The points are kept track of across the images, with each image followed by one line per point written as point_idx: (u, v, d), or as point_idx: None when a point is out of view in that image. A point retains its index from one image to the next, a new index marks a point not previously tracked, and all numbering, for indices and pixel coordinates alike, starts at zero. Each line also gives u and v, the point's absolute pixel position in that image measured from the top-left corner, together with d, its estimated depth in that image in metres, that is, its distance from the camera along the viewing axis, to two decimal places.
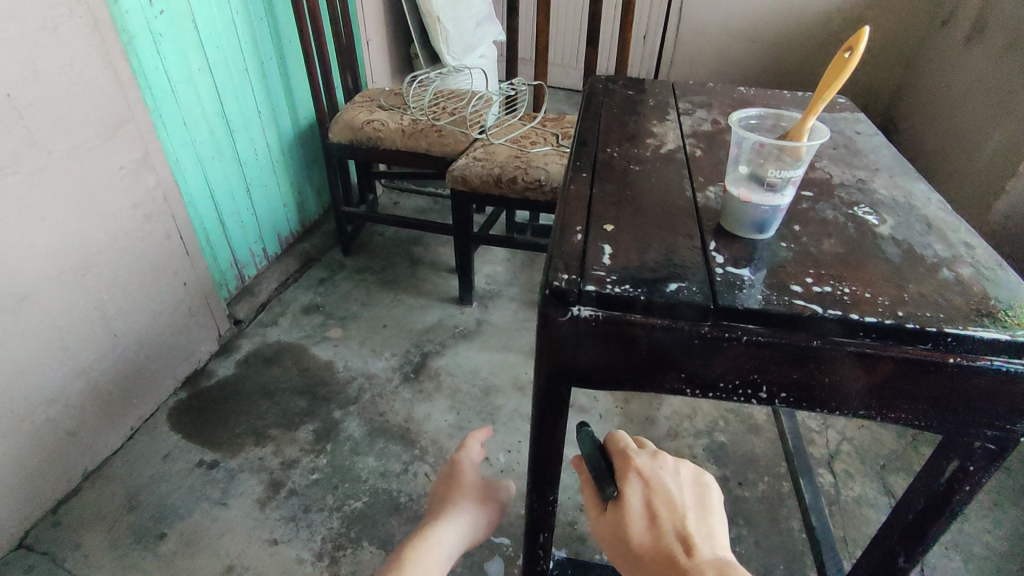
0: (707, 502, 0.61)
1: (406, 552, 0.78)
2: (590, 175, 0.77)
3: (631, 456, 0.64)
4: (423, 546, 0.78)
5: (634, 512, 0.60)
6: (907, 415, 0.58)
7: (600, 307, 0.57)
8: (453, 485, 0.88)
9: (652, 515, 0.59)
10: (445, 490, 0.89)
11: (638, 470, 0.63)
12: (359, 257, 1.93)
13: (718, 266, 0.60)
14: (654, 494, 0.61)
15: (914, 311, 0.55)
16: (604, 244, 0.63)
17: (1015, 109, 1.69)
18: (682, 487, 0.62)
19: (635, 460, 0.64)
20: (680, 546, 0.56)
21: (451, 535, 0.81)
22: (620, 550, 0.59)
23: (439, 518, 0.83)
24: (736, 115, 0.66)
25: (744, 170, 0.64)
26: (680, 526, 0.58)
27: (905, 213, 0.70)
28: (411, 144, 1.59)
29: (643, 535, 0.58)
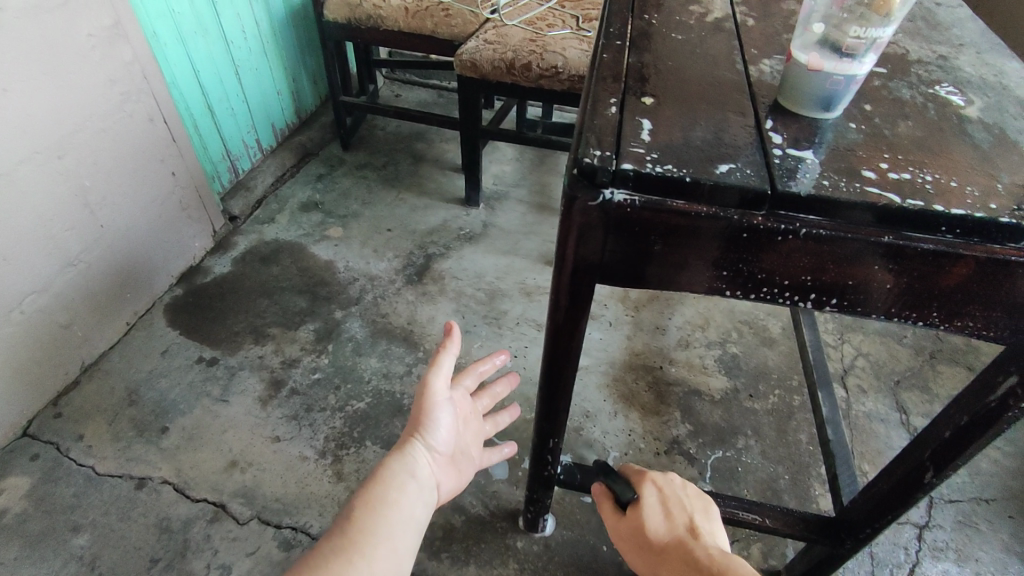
0: (705, 509, 0.73)
1: (369, 488, 0.64)
2: (624, 43, 0.65)
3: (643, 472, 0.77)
4: (393, 488, 0.64)
5: (650, 508, 0.72)
6: (975, 325, 0.51)
7: (636, 191, 0.48)
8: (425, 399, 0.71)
9: (665, 512, 0.71)
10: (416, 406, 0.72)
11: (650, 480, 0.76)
12: (359, 153, 1.81)
13: (777, 148, 0.51)
14: (667, 502, 0.73)
15: (1007, 204, 0.47)
16: (642, 118, 0.53)
17: None
18: (684, 497, 0.73)
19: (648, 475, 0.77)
20: (689, 532, 0.67)
21: (426, 466, 0.68)
22: (639, 541, 0.69)
23: (411, 445, 0.69)
24: None
25: (818, 30, 0.53)
26: (688, 522, 0.69)
27: (995, 94, 0.60)
28: (415, 24, 1.43)
29: (658, 524, 0.70)
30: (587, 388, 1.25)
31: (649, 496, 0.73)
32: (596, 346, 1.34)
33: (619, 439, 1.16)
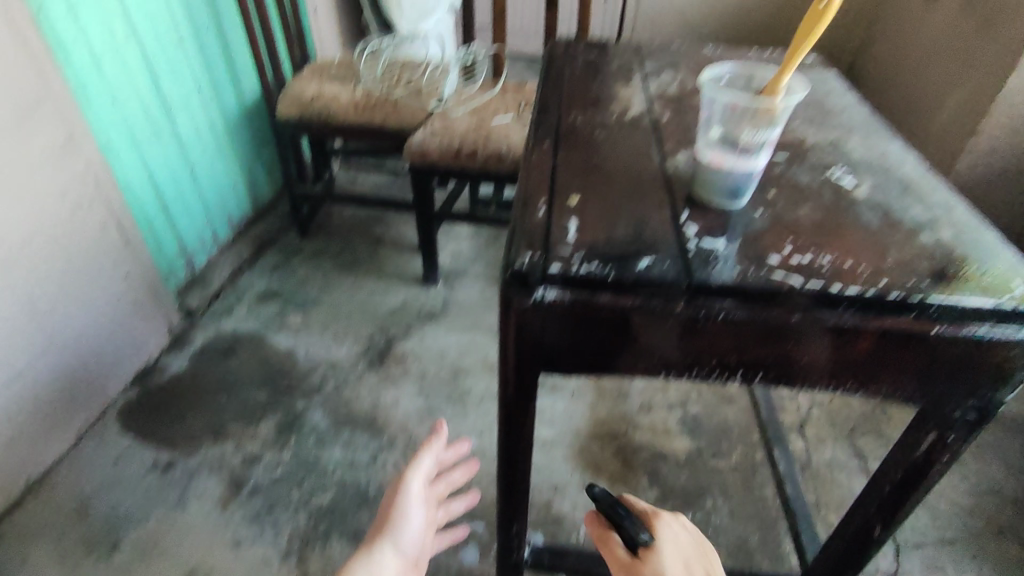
0: (705, 554, 0.71)
1: None
2: (552, 144, 0.71)
3: (653, 513, 0.73)
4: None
5: (668, 558, 0.67)
6: (888, 387, 0.56)
7: (566, 289, 0.52)
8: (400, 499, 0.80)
9: (682, 563, 0.68)
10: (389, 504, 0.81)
11: (661, 524, 0.72)
12: (317, 239, 1.84)
13: (692, 239, 0.56)
14: (679, 549, 0.69)
15: (895, 280, 0.52)
16: (569, 218, 0.58)
17: (974, 64, 1.69)
18: (690, 544, 0.71)
19: (660, 518, 0.72)
20: None
21: (391, 565, 0.75)
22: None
23: (379, 544, 0.76)
24: (708, 74, 0.59)
25: (716, 133, 0.59)
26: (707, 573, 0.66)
27: (881, 175, 0.67)
28: (366, 118, 1.50)
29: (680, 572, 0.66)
30: (554, 461, 1.25)
31: (664, 541, 0.69)
32: (561, 416, 1.35)
33: (589, 512, 1.16)
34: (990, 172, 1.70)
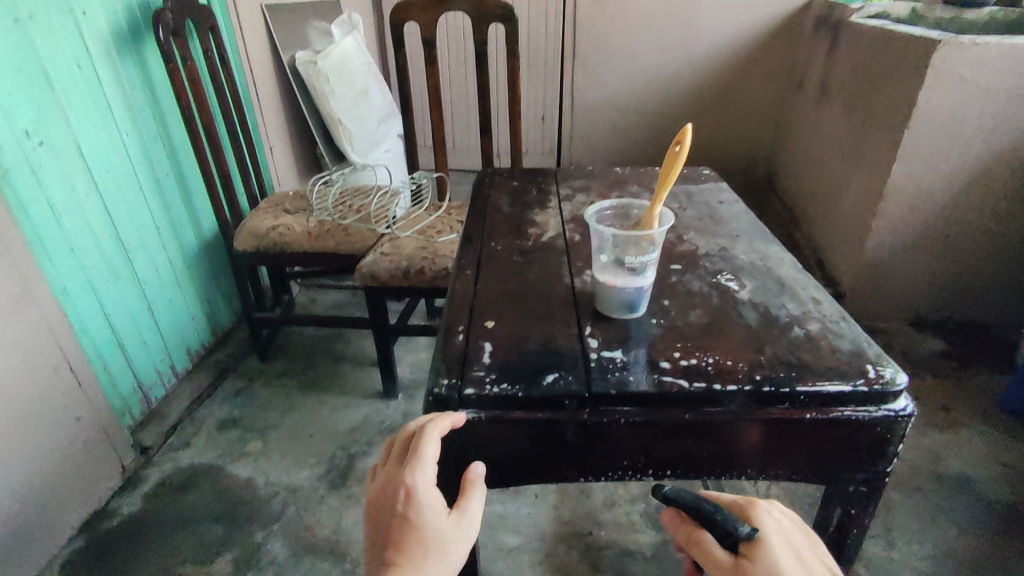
0: (816, 547, 0.53)
1: None
2: (474, 271, 0.80)
3: (746, 502, 0.55)
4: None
5: (781, 551, 0.50)
6: (785, 470, 0.61)
7: (481, 409, 0.58)
8: (405, 529, 0.50)
9: (797, 557, 0.51)
10: (376, 521, 0.51)
11: (761, 514, 0.54)
12: (277, 362, 1.87)
13: (593, 351, 0.63)
14: (790, 544, 0.52)
15: (769, 374, 0.59)
16: (484, 341, 0.65)
17: (867, 156, 1.91)
18: (799, 535, 0.53)
19: (756, 507, 0.55)
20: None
21: None
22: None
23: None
24: (590, 210, 0.70)
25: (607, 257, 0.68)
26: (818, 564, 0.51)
27: (761, 276, 0.77)
28: (319, 246, 1.59)
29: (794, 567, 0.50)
30: (521, 570, 1.23)
31: (770, 536, 0.52)
32: (526, 521, 1.35)
33: None
34: (897, 248, 1.87)
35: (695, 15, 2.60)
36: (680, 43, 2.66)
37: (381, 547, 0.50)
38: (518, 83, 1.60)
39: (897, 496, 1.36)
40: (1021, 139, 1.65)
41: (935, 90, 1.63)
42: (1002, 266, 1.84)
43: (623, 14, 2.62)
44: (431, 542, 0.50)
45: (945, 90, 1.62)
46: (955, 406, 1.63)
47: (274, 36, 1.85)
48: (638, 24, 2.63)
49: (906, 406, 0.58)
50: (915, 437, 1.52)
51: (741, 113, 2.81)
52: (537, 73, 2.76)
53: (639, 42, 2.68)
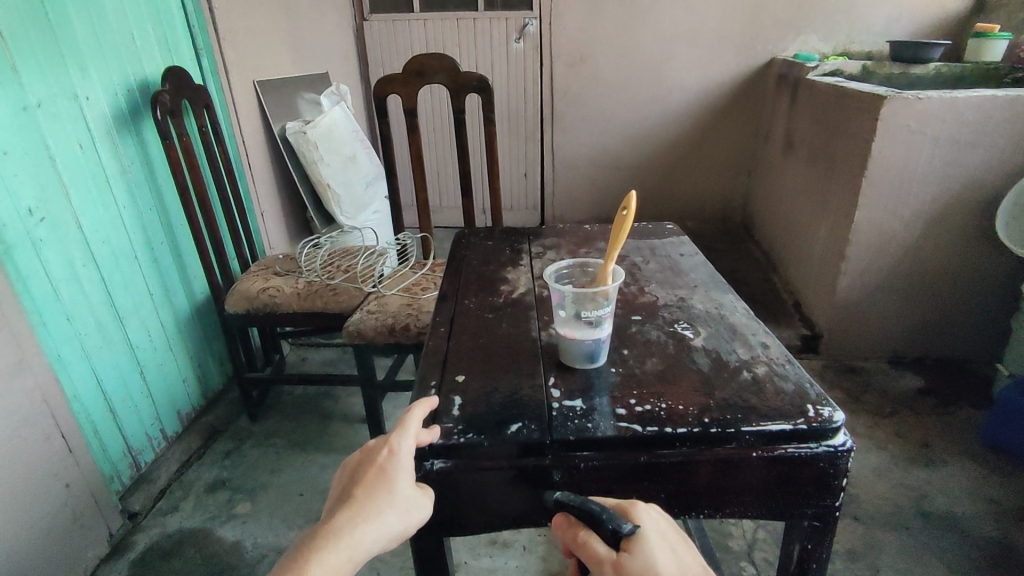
0: (689, 546, 0.54)
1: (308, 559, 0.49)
2: (447, 328, 0.86)
3: (628, 501, 0.56)
4: (326, 555, 0.49)
5: (659, 547, 0.52)
6: (740, 508, 0.65)
7: (450, 458, 0.62)
8: (375, 477, 0.54)
9: (673, 552, 0.52)
10: (351, 467, 0.56)
11: (642, 512, 0.55)
12: (267, 422, 1.88)
13: (555, 401, 0.68)
14: (666, 542, 0.53)
15: (718, 416, 0.64)
16: (454, 394, 0.70)
17: (831, 203, 2.01)
18: (676, 533, 0.54)
19: (638, 506, 0.55)
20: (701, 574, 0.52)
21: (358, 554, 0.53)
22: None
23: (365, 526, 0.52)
24: (550, 269, 0.76)
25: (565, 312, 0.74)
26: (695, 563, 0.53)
27: (715, 324, 0.83)
28: (308, 306, 1.64)
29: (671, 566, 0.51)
30: None
31: (650, 533, 0.52)
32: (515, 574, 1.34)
33: None
34: (868, 288, 1.94)
35: (664, 76, 2.76)
36: (652, 101, 2.81)
37: (349, 488, 0.54)
38: (494, 147, 1.69)
39: (884, 534, 1.37)
40: (972, 182, 1.75)
41: (884, 143, 1.74)
42: (969, 303, 1.90)
43: (596, 77, 2.78)
44: (393, 499, 0.54)
45: (897, 139, 1.73)
46: (937, 443, 1.65)
47: (265, 110, 1.95)
48: (612, 85, 2.79)
49: (844, 441, 0.63)
50: (898, 474, 1.54)
51: (713, 165, 2.94)
52: (518, 133, 2.90)
53: (613, 102, 2.83)
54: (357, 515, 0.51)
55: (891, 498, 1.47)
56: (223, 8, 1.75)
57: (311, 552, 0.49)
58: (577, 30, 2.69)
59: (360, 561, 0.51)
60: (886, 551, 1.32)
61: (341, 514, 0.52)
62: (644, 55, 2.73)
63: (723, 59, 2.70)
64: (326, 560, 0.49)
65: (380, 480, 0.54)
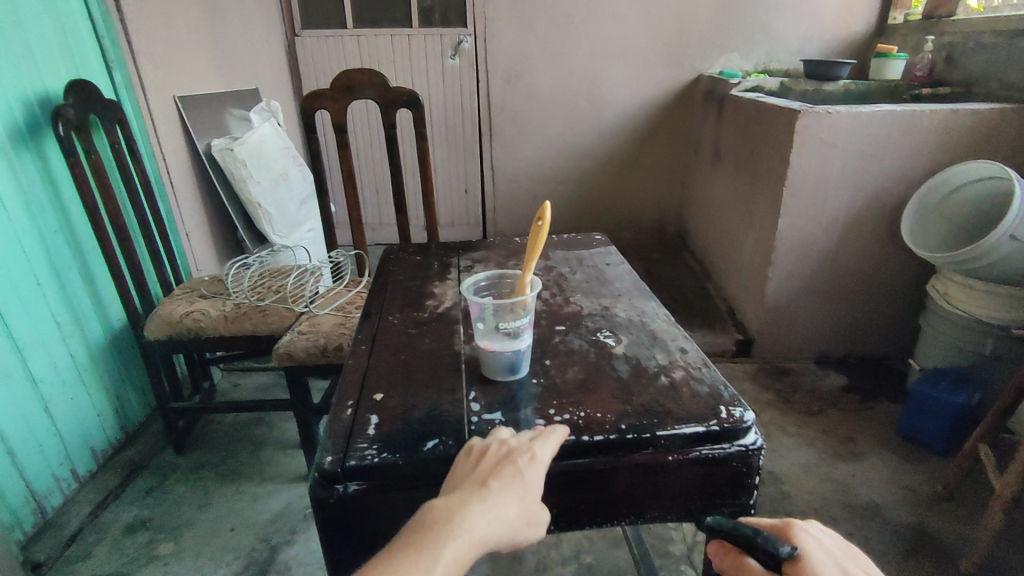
0: (857, 561, 0.55)
1: (439, 533, 0.51)
2: (369, 346, 0.84)
3: (784, 523, 0.57)
4: (456, 540, 0.51)
5: (825, 565, 0.52)
6: (659, 512, 0.66)
7: (363, 480, 0.61)
8: (513, 479, 0.56)
9: (840, 569, 0.52)
10: (487, 460, 0.58)
11: (801, 533, 0.56)
12: (195, 454, 1.78)
13: (474, 415, 0.67)
14: (834, 559, 0.53)
15: (634, 422, 0.65)
16: (371, 413, 0.68)
17: (757, 212, 2.10)
18: (839, 549, 0.55)
19: (795, 526, 0.57)
20: None
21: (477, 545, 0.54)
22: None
23: (491, 514, 0.53)
24: (468, 282, 0.76)
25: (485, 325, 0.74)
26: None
27: (636, 331, 0.84)
28: (235, 329, 1.57)
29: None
30: None
31: (814, 553, 0.53)
32: None
33: None
34: (793, 292, 2.03)
35: (597, 91, 2.83)
36: (587, 116, 2.88)
37: (486, 478, 0.56)
38: (427, 162, 1.69)
39: None
40: (881, 190, 1.86)
41: (801, 154, 1.83)
42: (885, 303, 2.02)
43: (531, 92, 2.82)
44: (523, 507, 0.55)
45: (811, 150, 1.82)
46: (861, 437, 1.73)
47: (189, 128, 1.87)
48: (547, 100, 2.84)
49: (754, 440, 0.64)
50: (826, 469, 1.61)
51: (648, 176, 3.02)
52: (456, 148, 2.90)
53: (549, 117, 2.88)
54: (491, 510, 0.53)
55: (820, 493, 1.52)
56: (137, 22, 1.68)
57: (441, 532, 0.51)
58: (511, 46, 2.72)
59: (481, 549, 0.52)
60: None
61: (475, 503, 0.53)
62: (577, 71, 2.79)
63: (653, 76, 2.80)
64: (453, 546, 0.51)
65: (514, 477, 0.56)
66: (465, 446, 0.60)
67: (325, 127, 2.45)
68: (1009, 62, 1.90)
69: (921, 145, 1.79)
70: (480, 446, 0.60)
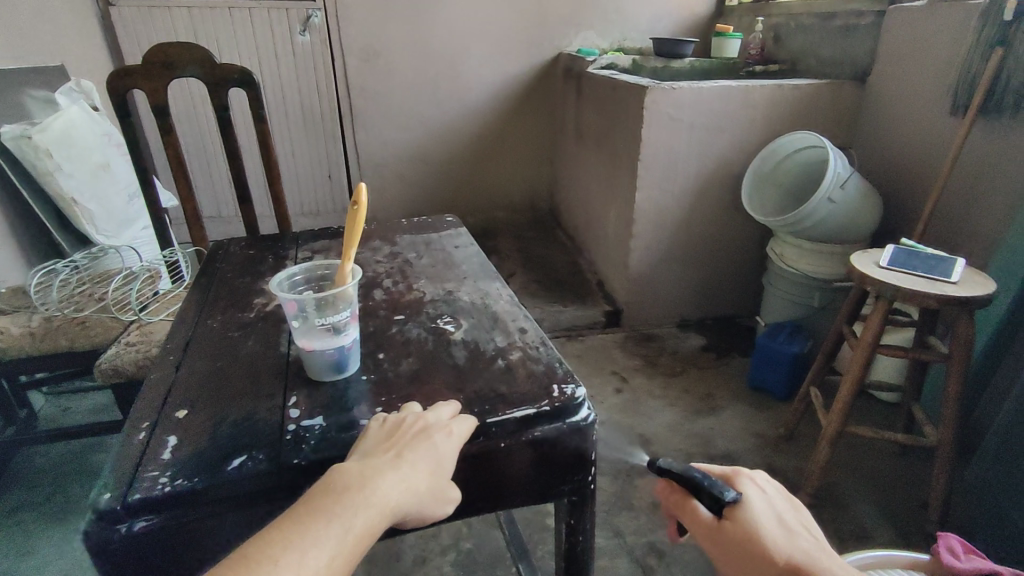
0: (794, 508, 0.64)
1: (347, 498, 0.49)
2: (178, 355, 0.74)
3: (733, 472, 0.65)
4: (367, 511, 0.49)
5: (762, 512, 0.60)
6: (503, 500, 0.64)
7: (154, 513, 0.53)
8: (429, 449, 0.55)
9: (773, 516, 0.61)
10: (398, 433, 0.56)
11: (746, 482, 0.64)
12: (12, 494, 1.53)
13: (292, 422, 0.61)
14: (768, 505, 0.62)
15: (466, 411, 0.62)
16: (170, 434, 0.60)
17: (616, 186, 2.18)
18: (777, 499, 0.63)
19: (740, 476, 0.65)
20: (797, 532, 0.60)
21: None
22: (752, 554, 0.58)
23: (403, 486, 0.52)
24: (275, 281, 0.69)
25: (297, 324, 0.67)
26: (793, 523, 0.61)
27: (478, 313, 0.81)
28: (47, 346, 1.35)
29: (771, 530, 0.59)
30: None
31: (751, 500, 0.62)
32: None
33: None
34: (654, 261, 2.13)
35: (460, 70, 2.77)
36: (451, 96, 2.82)
37: (402, 445, 0.55)
38: (269, 147, 1.55)
39: None
40: (723, 161, 2.00)
41: (651, 129, 1.90)
42: (733, 266, 2.19)
43: (391, 71, 2.70)
44: (436, 478, 0.54)
45: (659, 125, 1.90)
46: (718, 391, 1.88)
47: None
48: (408, 79, 2.74)
49: (587, 416, 0.64)
50: (689, 425, 1.71)
51: (518, 155, 3.03)
52: (314, 132, 2.72)
53: (413, 98, 2.78)
54: (406, 478, 0.52)
55: (682, 448, 1.62)
56: None
57: (355, 498, 0.49)
58: (365, 24, 2.58)
59: (390, 518, 0.50)
60: None
61: (390, 470, 0.52)
62: (437, 49, 2.71)
63: (514, 55, 2.79)
64: (364, 517, 0.49)
65: (431, 449, 0.55)
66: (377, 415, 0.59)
67: (142, 108, 2.18)
68: (823, 41, 2.10)
69: (754, 118, 1.94)
70: (394, 416, 0.59)
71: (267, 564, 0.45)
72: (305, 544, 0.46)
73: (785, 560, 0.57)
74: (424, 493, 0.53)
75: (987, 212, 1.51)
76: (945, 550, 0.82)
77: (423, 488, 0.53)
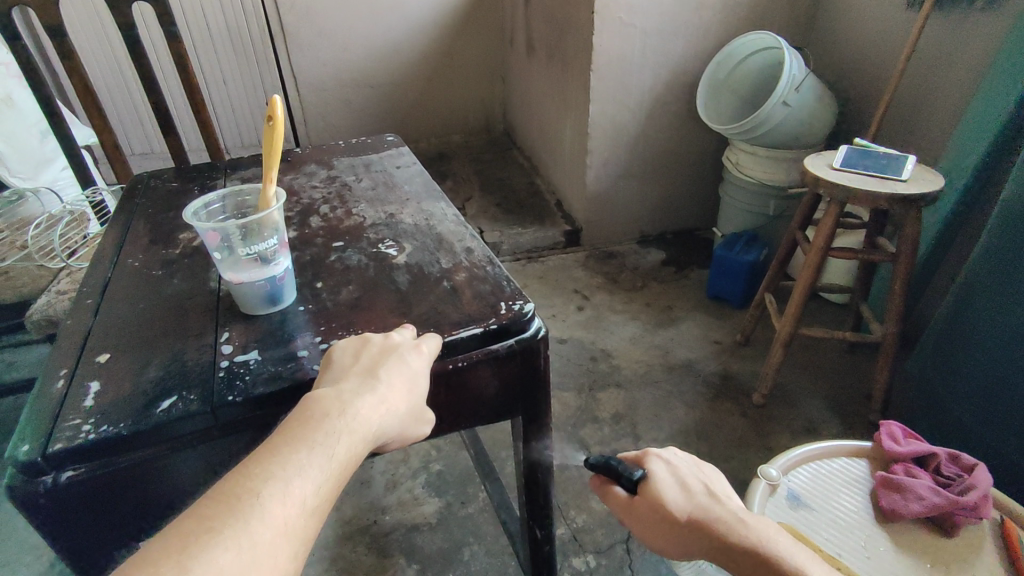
0: (703, 469, 0.63)
1: (327, 423, 0.46)
2: (96, 299, 0.69)
3: (643, 451, 0.65)
4: (352, 434, 0.47)
5: (666, 482, 0.60)
6: (457, 422, 0.63)
7: (81, 463, 0.50)
8: (402, 370, 0.53)
9: (681, 485, 0.60)
10: (366, 357, 0.54)
11: (654, 457, 0.64)
12: None
13: (225, 359, 0.58)
14: (675, 475, 0.61)
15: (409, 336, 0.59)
16: (91, 380, 0.56)
17: (569, 100, 2.09)
18: (684, 466, 0.63)
19: (650, 453, 0.64)
20: (701, 491, 0.59)
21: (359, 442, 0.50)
22: (660, 523, 0.58)
23: (381, 409, 0.50)
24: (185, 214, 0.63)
25: (219, 257, 0.62)
26: (699, 484, 0.60)
27: (422, 235, 0.77)
28: None
29: (674, 498, 0.59)
30: None
31: (658, 473, 0.61)
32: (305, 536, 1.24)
33: None
34: (611, 177, 2.09)
35: None
36: (391, 10, 2.60)
37: (372, 370, 0.52)
38: (186, 69, 1.40)
39: (639, 393, 1.54)
40: (678, 68, 1.93)
41: (604, 35, 1.79)
42: (690, 178, 2.17)
43: None
44: (412, 402, 0.53)
45: (612, 31, 1.80)
46: (676, 303, 1.90)
47: None
48: None
49: (536, 331, 0.62)
50: (649, 338, 1.74)
51: (467, 71, 2.87)
52: (245, 55, 2.50)
53: (349, 13, 2.56)
54: (383, 402, 0.50)
55: (644, 359, 1.66)
56: None
57: (334, 425, 0.46)
58: None
59: (372, 440, 0.49)
60: (642, 406, 1.50)
61: (365, 395, 0.49)
62: None
63: None
64: (349, 439, 0.47)
65: (404, 370, 0.53)
66: (341, 341, 0.56)
67: (33, 30, 1.96)
68: None
69: (709, 20, 1.85)
70: (358, 341, 0.56)
71: (251, 495, 0.41)
72: (287, 473, 0.43)
73: (687, 519, 0.57)
74: (400, 415, 0.51)
75: (940, 109, 1.50)
76: (886, 438, 0.89)
77: (399, 409, 0.51)
